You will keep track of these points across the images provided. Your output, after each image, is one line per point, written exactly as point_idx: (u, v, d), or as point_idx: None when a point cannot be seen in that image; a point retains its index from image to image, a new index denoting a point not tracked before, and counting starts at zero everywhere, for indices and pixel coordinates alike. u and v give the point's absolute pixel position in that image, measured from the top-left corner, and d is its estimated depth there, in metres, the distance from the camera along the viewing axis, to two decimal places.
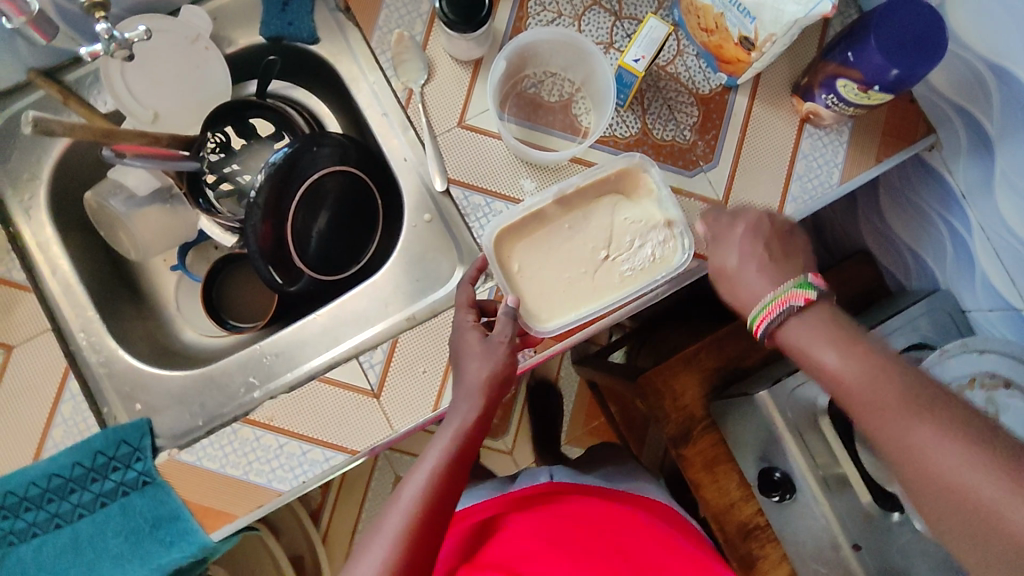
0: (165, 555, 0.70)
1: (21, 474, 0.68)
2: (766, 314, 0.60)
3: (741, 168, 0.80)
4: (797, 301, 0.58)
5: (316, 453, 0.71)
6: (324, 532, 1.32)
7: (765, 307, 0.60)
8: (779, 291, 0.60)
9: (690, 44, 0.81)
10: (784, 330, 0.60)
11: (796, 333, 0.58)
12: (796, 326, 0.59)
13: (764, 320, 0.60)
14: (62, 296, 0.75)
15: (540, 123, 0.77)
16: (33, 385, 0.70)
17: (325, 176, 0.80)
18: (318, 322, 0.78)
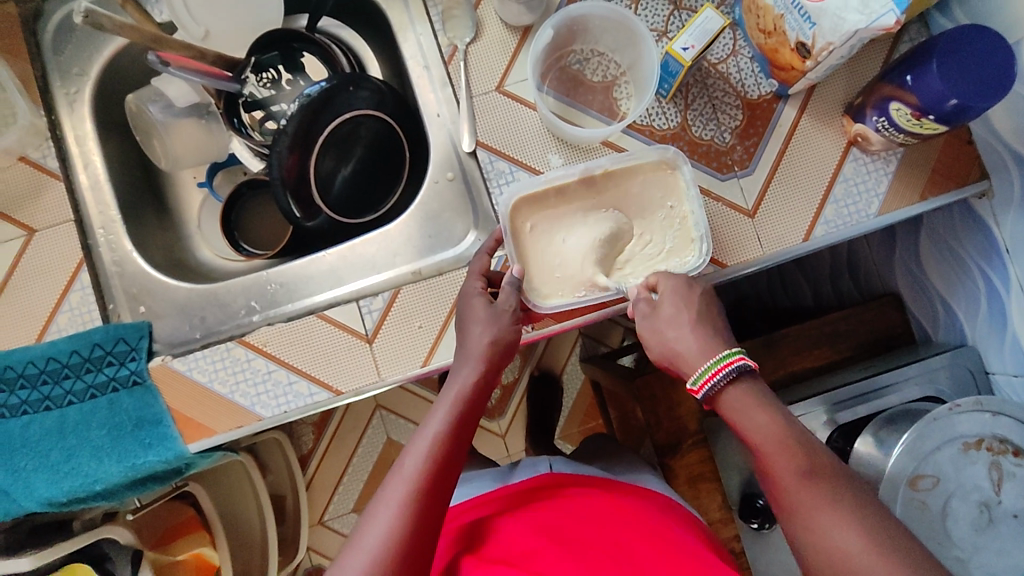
0: (141, 456, 0.71)
1: (21, 352, 0.70)
2: (717, 369, 0.57)
3: (777, 180, 0.78)
4: (747, 362, 0.57)
5: (302, 386, 0.72)
6: (309, 478, 1.35)
7: (710, 368, 0.57)
8: (727, 352, 0.58)
9: (746, 45, 0.79)
10: (729, 390, 0.57)
11: (734, 398, 0.57)
12: (740, 389, 0.57)
13: (709, 380, 0.57)
14: (89, 190, 0.77)
15: (578, 101, 0.77)
16: (47, 269, 0.72)
17: (358, 118, 0.81)
18: (327, 261, 0.79)
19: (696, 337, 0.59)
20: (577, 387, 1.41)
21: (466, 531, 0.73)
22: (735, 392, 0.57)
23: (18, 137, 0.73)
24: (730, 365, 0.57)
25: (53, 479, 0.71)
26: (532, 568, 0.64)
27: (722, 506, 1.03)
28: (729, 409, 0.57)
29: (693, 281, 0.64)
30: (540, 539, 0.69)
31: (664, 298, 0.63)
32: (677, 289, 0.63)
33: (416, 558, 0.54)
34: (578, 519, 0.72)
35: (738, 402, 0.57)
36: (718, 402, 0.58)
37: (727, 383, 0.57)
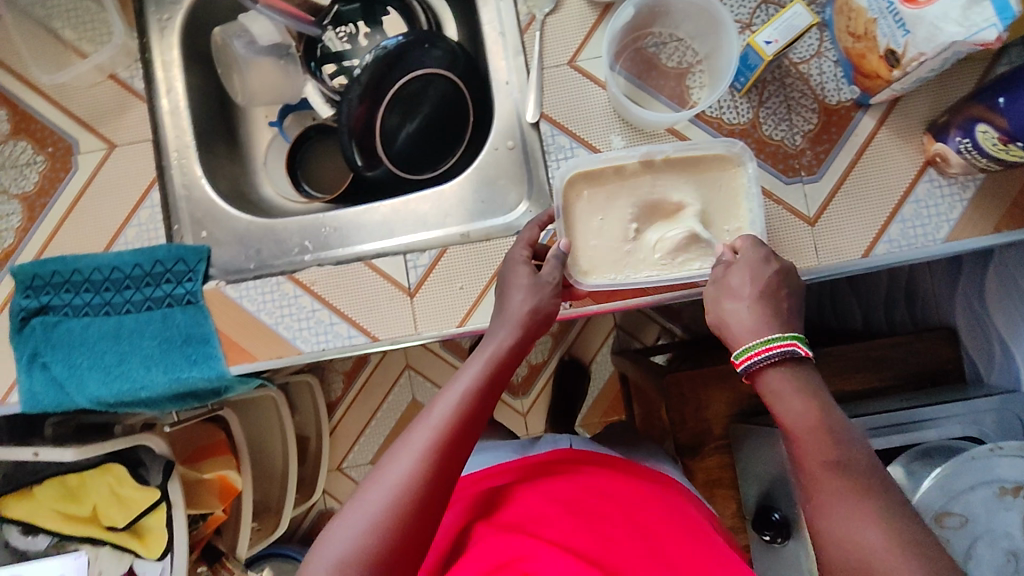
0: (186, 371, 0.74)
1: (90, 259, 0.75)
2: (760, 350, 0.55)
3: (844, 191, 0.75)
4: (796, 348, 0.54)
5: (341, 328, 0.75)
6: (334, 425, 1.39)
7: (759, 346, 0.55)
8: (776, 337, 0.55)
9: (832, 48, 0.76)
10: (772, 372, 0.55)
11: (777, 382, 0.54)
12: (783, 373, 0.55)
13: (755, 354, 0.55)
14: (168, 115, 0.81)
15: (649, 85, 0.76)
16: (122, 184, 0.77)
17: (429, 77, 0.82)
18: (380, 213, 0.81)
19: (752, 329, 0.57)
20: (605, 378, 1.41)
21: (479, 496, 0.74)
22: (775, 376, 0.55)
23: (111, 56, 0.77)
24: (775, 348, 0.54)
25: (104, 380, 0.74)
26: (550, 539, 0.66)
27: (735, 514, 1.03)
28: (769, 392, 0.55)
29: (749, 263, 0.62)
30: (553, 511, 0.69)
31: (737, 267, 0.61)
32: (754, 261, 0.60)
33: (434, 502, 0.54)
34: (591, 488, 0.73)
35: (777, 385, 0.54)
36: (761, 380, 0.56)
37: (773, 364, 0.55)
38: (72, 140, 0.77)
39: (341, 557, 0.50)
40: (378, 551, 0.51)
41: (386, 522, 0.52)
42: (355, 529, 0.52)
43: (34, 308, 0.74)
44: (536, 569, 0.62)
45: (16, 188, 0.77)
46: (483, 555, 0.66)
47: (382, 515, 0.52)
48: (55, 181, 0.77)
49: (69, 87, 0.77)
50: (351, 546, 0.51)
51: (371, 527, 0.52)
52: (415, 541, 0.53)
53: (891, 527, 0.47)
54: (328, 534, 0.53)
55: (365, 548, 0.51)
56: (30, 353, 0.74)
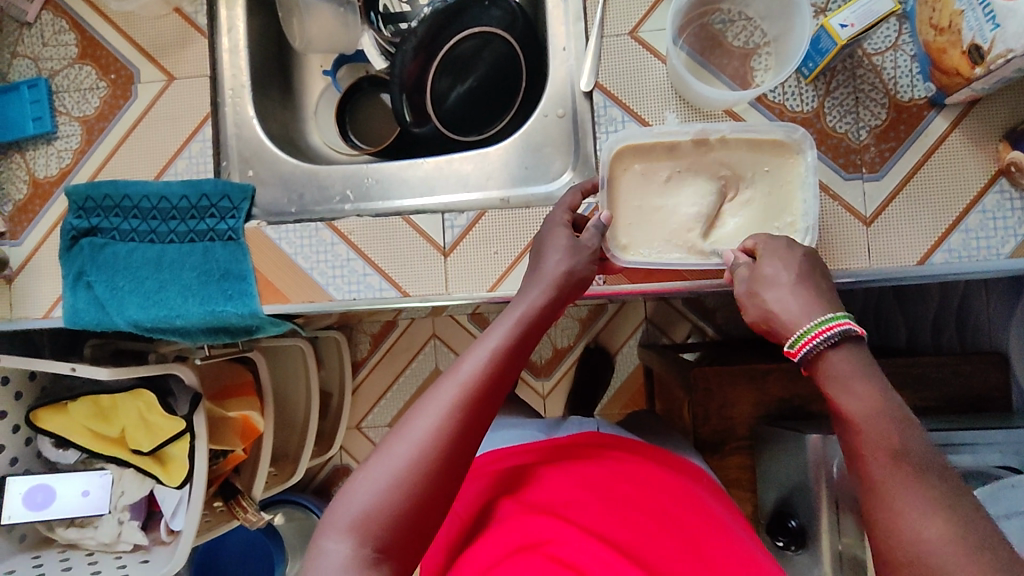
0: (221, 305, 0.75)
1: (141, 186, 0.77)
2: (818, 333, 0.52)
3: (905, 193, 0.72)
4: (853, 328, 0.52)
5: (373, 280, 0.75)
6: (357, 384, 1.41)
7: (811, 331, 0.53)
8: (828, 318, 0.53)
9: (911, 41, 0.72)
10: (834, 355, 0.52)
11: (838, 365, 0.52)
12: (845, 356, 0.52)
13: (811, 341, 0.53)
14: (228, 53, 0.82)
15: (711, 63, 0.74)
16: (178, 117, 0.78)
17: (488, 36, 0.82)
18: (423, 169, 0.81)
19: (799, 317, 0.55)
20: (630, 369, 1.38)
21: (499, 475, 0.71)
22: (834, 359, 0.52)
23: None
24: (834, 329, 0.52)
25: (142, 304, 0.75)
26: (578, 519, 0.63)
27: (750, 517, 1.01)
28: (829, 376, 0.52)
29: (794, 248, 0.60)
30: (581, 490, 0.66)
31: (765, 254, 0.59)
32: (778, 250, 0.59)
33: (458, 460, 0.54)
34: (620, 468, 0.70)
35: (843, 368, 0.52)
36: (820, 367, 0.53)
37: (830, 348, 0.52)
38: (134, 70, 0.79)
39: (365, 509, 0.51)
40: (402, 505, 0.51)
41: (411, 477, 0.52)
42: (378, 482, 0.52)
43: (84, 228, 0.76)
44: (567, 550, 0.59)
45: (77, 111, 0.79)
46: (509, 533, 0.62)
47: (406, 471, 0.52)
48: (114, 108, 0.79)
49: (136, 17, 0.79)
50: (375, 499, 0.51)
51: (396, 481, 0.52)
52: (438, 498, 0.53)
53: (926, 523, 0.45)
54: (353, 486, 0.53)
55: (390, 501, 0.51)
56: (76, 272, 0.76)
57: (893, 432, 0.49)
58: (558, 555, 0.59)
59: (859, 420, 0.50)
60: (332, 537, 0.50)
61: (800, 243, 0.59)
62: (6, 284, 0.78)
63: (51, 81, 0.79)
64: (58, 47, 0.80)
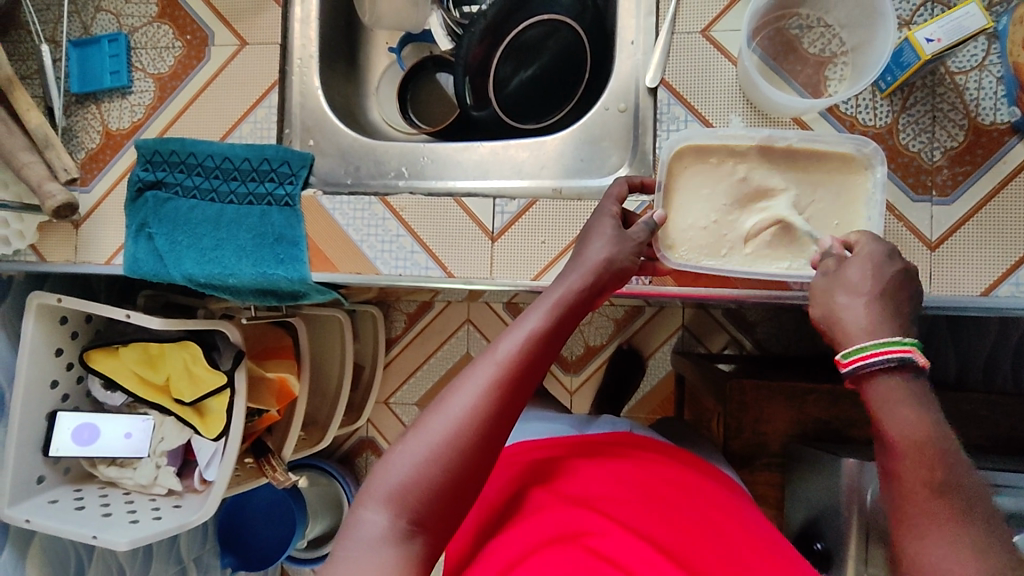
0: (273, 268, 0.77)
1: (206, 146, 0.79)
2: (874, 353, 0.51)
3: (975, 220, 0.69)
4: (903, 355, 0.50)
5: (420, 258, 0.76)
6: (390, 359, 1.44)
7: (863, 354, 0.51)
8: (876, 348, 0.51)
9: (999, 62, 0.69)
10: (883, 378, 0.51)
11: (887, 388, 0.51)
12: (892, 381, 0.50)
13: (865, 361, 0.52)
14: (299, 24, 0.84)
15: (784, 68, 0.72)
16: (247, 82, 0.80)
17: (556, 24, 0.81)
18: (478, 153, 0.81)
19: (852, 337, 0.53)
20: (662, 374, 1.36)
21: (530, 466, 0.71)
22: (887, 382, 0.51)
23: None
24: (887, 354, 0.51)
25: (199, 260, 0.78)
26: (613, 514, 0.63)
27: None
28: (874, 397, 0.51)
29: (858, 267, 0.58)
30: (615, 487, 0.66)
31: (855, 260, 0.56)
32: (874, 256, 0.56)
33: (492, 440, 0.54)
34: (652, 469, 0.69)
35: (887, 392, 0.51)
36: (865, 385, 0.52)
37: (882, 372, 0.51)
38: (209, 32, 0.81)
39: (402, 482, 0.52)
40: (437, 481, 0.52)
41: (447, 455, 0.53)
42: (415, 457, 0.53)
43: (149, 181, 0.79)
44: (606, 543, 0.59)
45: (152, 68, 0.82)
46: (542, 522, 0.62)
47: (442, 447, 0.53)
48: (187, 67, 0.81)
49: None
50: (412, 473, 0.52)
51: (432, 457, 0.52)
52: (472, 477, 0.54)
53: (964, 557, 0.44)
54: (389, 459, 0.54)
55: (426, 476, 0.52)
56: (139, 223, 0.79)
57: (940, 464, 0.47)
58: (597, 547, 0.58)
59: (900, 446, 0.48)
60: (370, 507, 0.52)
61: (870, 257, 0.56)
62: (73, 228, 0.82)
63: (130, 37, 0.82)
64: (139, 5, 0.82)
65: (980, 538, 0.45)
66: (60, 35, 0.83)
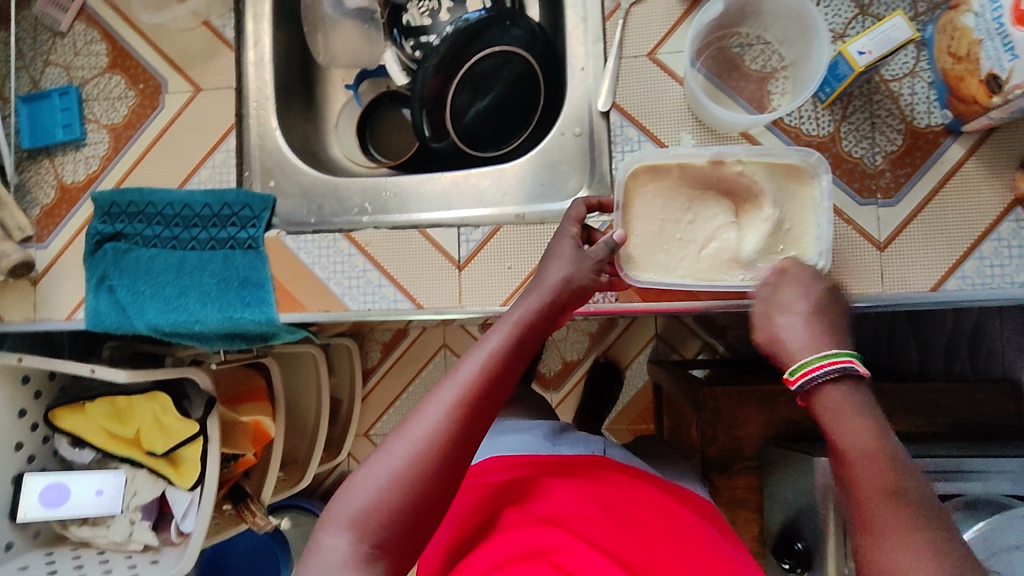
0: (239, 312, 0.77)
1: (164, 194, 0.78)
2: (816, 366, 0.54)
3: (920, 219, 0.72)
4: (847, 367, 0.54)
5: (388, 291, 0.76)
6: (368, 391, 1.43)
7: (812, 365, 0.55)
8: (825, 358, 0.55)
9: (929, 68, 0.73)
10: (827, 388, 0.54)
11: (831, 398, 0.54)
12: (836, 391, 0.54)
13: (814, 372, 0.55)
14: (253, 66, 0.84)
15: (728, 86, 0.74)
16: (203, 127, 0.80)
17: (506, 55, 0.83)
18: (440, 184, 0.82)
19: (810, 341, 0.55)
20: (639, 384, 1.38)
21: (500, 483, 0.71)
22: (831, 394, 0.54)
23: (207, 3, 0.81)
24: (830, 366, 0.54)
25: (163, 309, 0.77)
26: (582, 533, 0.63)
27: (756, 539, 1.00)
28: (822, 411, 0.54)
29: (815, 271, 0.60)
30: (584, 506, 0.66)
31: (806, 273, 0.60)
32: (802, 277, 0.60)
33: (454, 462, 0.55)
34: (623, 488, 0.70)
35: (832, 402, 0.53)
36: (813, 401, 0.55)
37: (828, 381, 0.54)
38: (161, 80, 0.81)
39: (365, 506, 0.52)
40: (401, 503, 0.52)
41: (409, 478, 0.53)
42: (377, 480, 0.53)
43: (109, 233, 0.78)
44: (571, 559, 0.59)
45: (106, 119, 0.81)
46: (509, 541, 0.62)
47: (405, 469, 0.53)
48: (141, 116, 0.81)
49: (166, 29, 0.81)
50: (374, 496, 0.52)
51: (394, 479, 0.53)
52: (435, 498, 0.54)
53: (923, 552, 0.46)
54: (352, 484, 0.54)
55: (388, 499, 0.52)
56: (99, 275, 0.78)
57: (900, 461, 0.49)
58: (563, 563, 0.59)
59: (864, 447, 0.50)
60: (332, 532, 0.52)
61: (806, 275, 0.60)
62: (32, 285, 0.80)
63: (81, 90, 0.82)
64: (90, 57, 0.82)
65: (939, 532, 0.47)
66: (9, 91, 0.82)
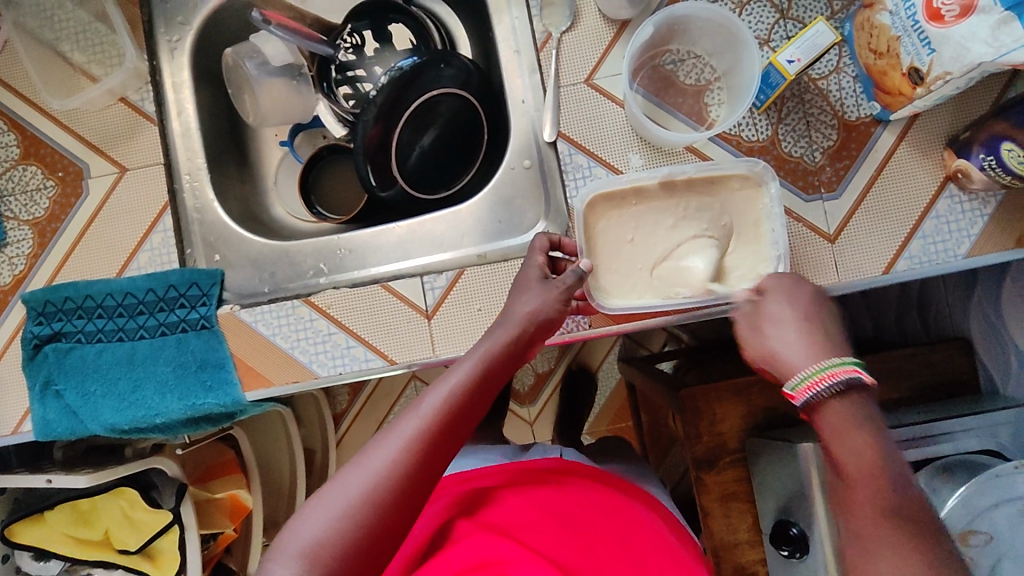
0: (201, 398, 0.73)
1: (103, 284, 0.74)
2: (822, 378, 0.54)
3: (865, 207, 0.75)
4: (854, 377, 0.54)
5: (358, 352, 0.74)
6: (340, 437, 1.32)
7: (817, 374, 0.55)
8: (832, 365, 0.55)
9: (852, 63, 0.75)
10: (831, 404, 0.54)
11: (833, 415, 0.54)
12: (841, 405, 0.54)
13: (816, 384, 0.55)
14: (180, 138, 0.80)
15: (667, 102, 0.75)
16: (135, 208, 0.76)
17: (440, 96, 0.81)
18: (396, 233, 0.80)
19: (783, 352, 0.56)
20: (613, 386, 1.38)
21: (461, 497, 0.75)
22: (834, 407, 0.54)
23: (122, 80, 0.76)
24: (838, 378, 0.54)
25: (118, 408, 0.73)
26: (533, 546, 0.69)
27: (752, 528, 1.00)
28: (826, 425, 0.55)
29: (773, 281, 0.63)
30: (539, 520, 0.72)
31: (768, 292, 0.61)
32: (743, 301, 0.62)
33: (412, 493, 0.52)
34: (580, 500, 0.75)
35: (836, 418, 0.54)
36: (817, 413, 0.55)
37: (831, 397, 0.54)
38: (82, 165, 0.76)
39: (315, 539, 0.49)
40: (355, 535, 0.50)
41: (364, 509, 0.50)
42: (330, 511, 0.50)
43: (46, 335, 0.74)
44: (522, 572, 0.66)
45: (26, 214, 0.76)
46: (465, 553, 0.68)
47: (359, 501, 0.50)
48: (65, 207, 0.76)
49: (81, 112, 0.77)
50: (326, 529, 0.49)
51: (348, 511, 0.50)
52: (391, 529, 0.51)
53: None
54: (302, 515, 0.51)
55: (341, 530, 0.49)
56: (43, 381, 0.73)
57: None
58: None
59: None
60: (278, 563, 0.49)
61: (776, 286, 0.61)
62: None
63: None
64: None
65: None
66: None
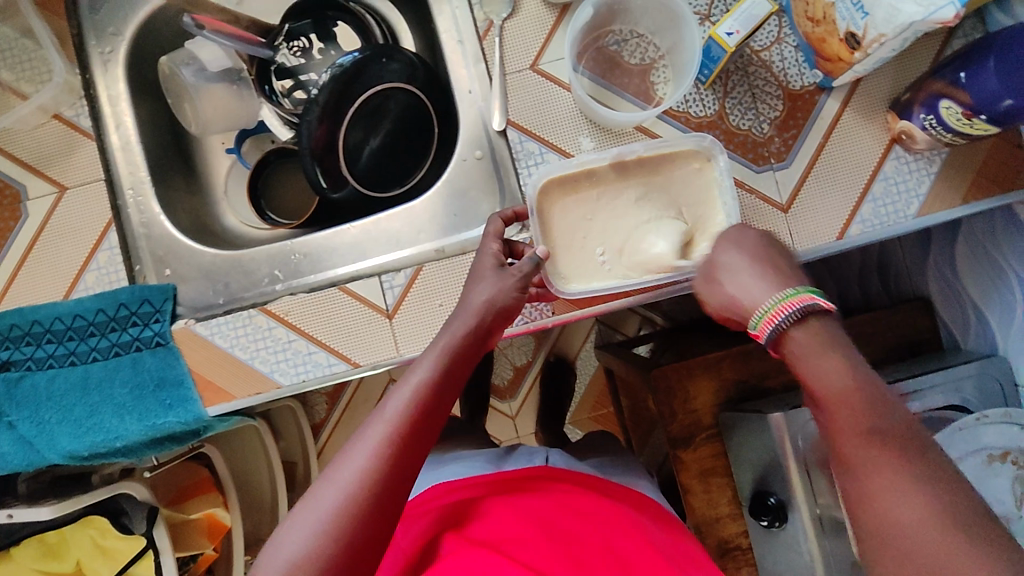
0: (161, 416, 0.72)
1: (49, 308, 0.71)
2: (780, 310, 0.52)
3: (815, 173, 0.75)
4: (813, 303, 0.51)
5: (320, 357, 0.72)
6: (320, 448, 1.31)
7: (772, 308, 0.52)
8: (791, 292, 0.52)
9: (791, 33, 0.76)
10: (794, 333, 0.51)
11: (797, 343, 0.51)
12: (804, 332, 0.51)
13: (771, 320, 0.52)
14: (121, 152, 0.78)
15: (614, 83, 0.75)
16: (78, 228, 0.73)
17: (388, 92, 0.81)
18: (351, 234, 0.79)
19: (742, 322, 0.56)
20: (591, 373, 1.38)
21: (443, 512, 0.73)
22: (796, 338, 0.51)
23: (53, 96, 0.74)
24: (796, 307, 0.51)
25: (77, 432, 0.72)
26: (520, 557, 0.66)
27: (732, 502, 1.01)
28: (792, 356, 0.51)
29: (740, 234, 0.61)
30: (525, 529, 0.70)
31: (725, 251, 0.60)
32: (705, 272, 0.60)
33: (388, 500, 0.52)
34: (563, 505, 0.74)
35: (801, 347, 0.51)
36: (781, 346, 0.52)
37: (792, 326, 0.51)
38: (19, 186, 0.74)
39: (294, 558, 0.48)
40: (334, 549, 0.49)
41: (340, 522, 0.49)
42: (307, 528, 0.49)
43: None
44: None
45: None
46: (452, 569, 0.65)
47: (335, 515, 0.50)
48: (5, 231, 0.73)
49: (13, 132, 0.74)
50: (304, 546, 0.49)
51: (324, 526, 0.49)
52: (371, 540, 0.51)
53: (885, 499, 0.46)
54: (280, 537, 0.50)
55: (319, 546, 0.48)
56: None
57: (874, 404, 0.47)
58: None
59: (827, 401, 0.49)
60: None
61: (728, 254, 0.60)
62: None
63: None
64: None
65: None
66: None
